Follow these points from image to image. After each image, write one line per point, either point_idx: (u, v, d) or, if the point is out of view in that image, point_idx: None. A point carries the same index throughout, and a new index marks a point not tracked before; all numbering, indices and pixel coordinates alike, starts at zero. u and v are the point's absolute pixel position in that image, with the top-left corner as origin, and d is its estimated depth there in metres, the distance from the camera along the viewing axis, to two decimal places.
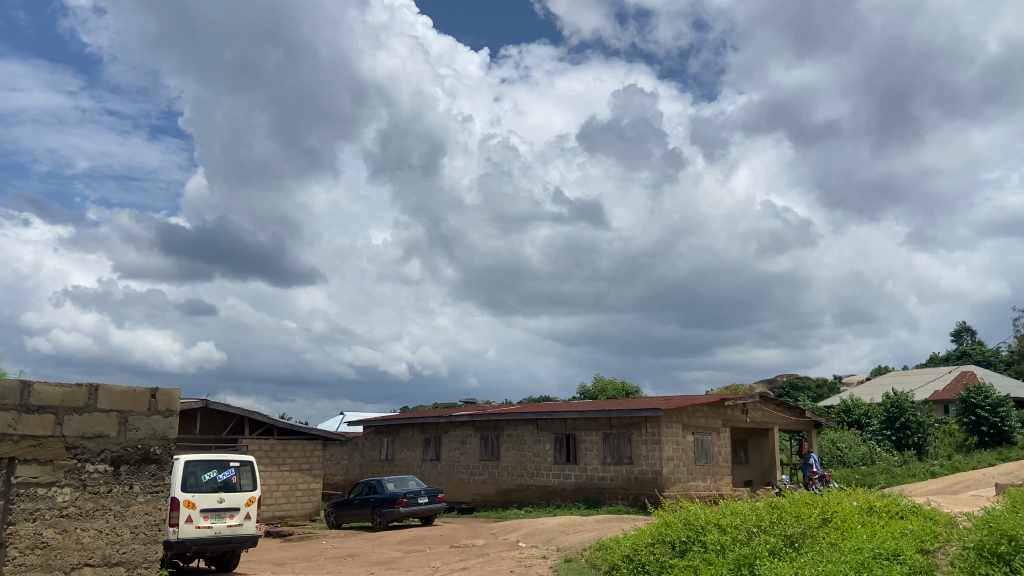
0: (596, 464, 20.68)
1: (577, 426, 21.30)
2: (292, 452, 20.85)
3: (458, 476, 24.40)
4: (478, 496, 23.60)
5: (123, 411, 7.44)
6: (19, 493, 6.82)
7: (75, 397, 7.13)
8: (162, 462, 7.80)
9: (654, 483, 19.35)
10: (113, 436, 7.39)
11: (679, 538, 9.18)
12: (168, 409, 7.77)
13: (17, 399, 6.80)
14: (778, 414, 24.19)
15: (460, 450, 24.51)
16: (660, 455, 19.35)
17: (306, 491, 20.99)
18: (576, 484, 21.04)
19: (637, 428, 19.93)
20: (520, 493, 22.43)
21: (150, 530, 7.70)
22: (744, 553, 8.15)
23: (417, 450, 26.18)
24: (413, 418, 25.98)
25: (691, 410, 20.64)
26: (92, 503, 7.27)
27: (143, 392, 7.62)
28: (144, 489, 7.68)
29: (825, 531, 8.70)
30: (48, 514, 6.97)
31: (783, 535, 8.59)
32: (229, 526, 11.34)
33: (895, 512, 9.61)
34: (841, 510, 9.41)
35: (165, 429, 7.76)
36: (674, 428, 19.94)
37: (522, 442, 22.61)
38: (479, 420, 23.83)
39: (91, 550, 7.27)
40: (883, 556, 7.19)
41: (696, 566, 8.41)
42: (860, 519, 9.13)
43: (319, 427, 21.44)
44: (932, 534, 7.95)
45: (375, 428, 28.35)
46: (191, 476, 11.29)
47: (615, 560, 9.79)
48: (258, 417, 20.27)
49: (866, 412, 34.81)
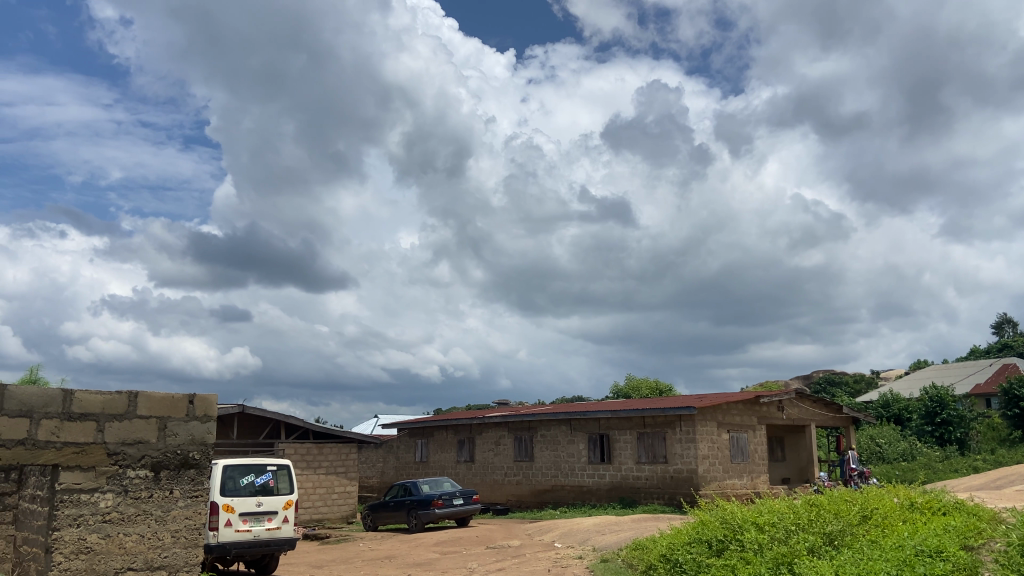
0: (630, 463, 20.56)
1: (611, 426, 21.21)
2: (328, 455, 21.01)
3: (492, 477, 24.42)
4: (513, 497, 23.59)
5: (162, 418, 7.54)
6: (63, 499, 6.97)
7: (115, 404, 7.26)
8: (201, 466, 7.84)
9: (690, 482, 19.15)
10: (154, 442, 7.48)
11: (716, 538, 9.07)
12: (205, 415, 7.82)
13: (59, 407, 6.95)
14: (815, 411, 23.72)
15: (495, 451, 24.52)
16: (695, 453, 19.17)
17: (342, 493, 21.15)
18: (611, 483, 20.92)
19: (671, 427, 19.77)
20: (555, 494, 22.35)
21: (190, 534, 7.74)
22: (783, 552, 8.01)
23: (451, 452, 26.27)
24: (446, 420, 26.08)
25: (726, 408, 20.42)
26: (134, 508, 7.38)
27: (181, 398, 7.69)
28: (185, 493, 7.72)
29: (865, 528, 8.52)
30: (91, 519, 7.10)
31: (822, 532, 8.44)
32: (267, 530, 11.42)
33: (936, 509, 9.40)
34: (881, 508, 9.19)
35: (204, 434, 7.82)
36: (709, 426, 19.72)
37: (556, 442, 22.54)
38: (513, 421, 23.83)
39: (134, 555, 7.36)
40: (925, 553, 6.99)
41: (733, 565, 8.24)
42: (901, 517, 8.89)
43: (354, 430, 21.60)
44: (976, 530, 7.73)
45: (409, 430, 28.48)
46: (230, 480, 11.42)
47: (653, 560, 9.66)
48: (294, 421, 20.45)
49: (906, 407, 34.29)
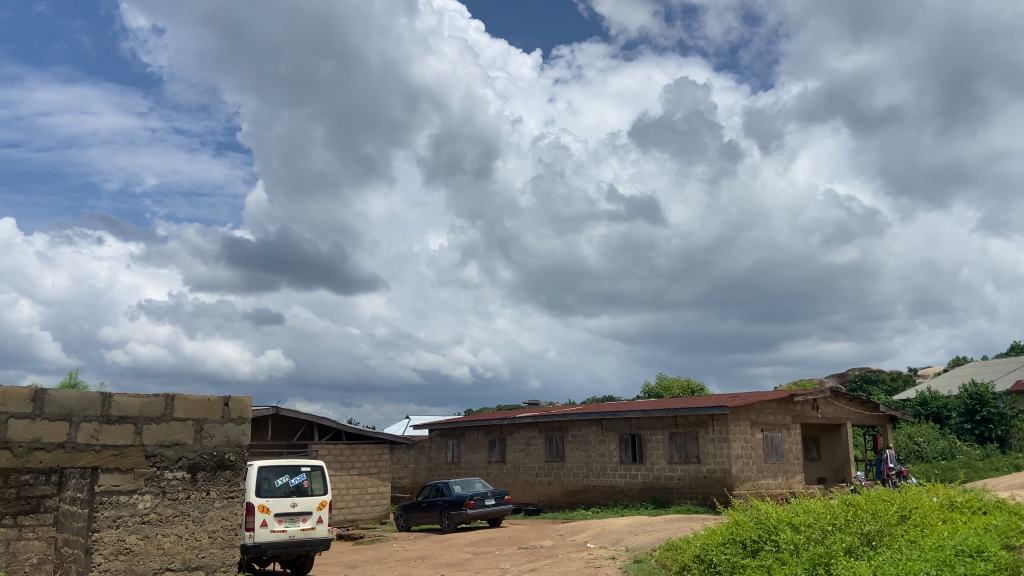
0: (662, 463, 20.42)
1: (642, 425, 21.09)
2: (361, 456, 21.17)
3: (524, 478, 24.42)
4: (544, 498, 23.56)
5: (198, 420, 7.65)
6: (103, 501, 7.10)
7: (152, 407, 7.38)
8: (237, 468, 7.94)
9: (723, 482, 18.97)
10: (190, 444, 7.59)
11: (751, 538, 8.97)
12: (240, 416, 7.92)
13: (98, 410, 7.08)
14: (851, 409, 23.36)
15: (526, 451, 24.51)
16: (729, 453, 18.98)
17: (375, 494, 21.30)
18: (643, 483, 20.80)
19: (704, 426, 19.60)
20: (587, 494, 22.28)
21: (227, 535, 7.85)
22: (820, 553, 7.90)
23: (483, 452, 26.32)
24: (477, 421, 26.14)
25: (759, 407, 20.18)
26: (172, 509, 7.49)
27: (216, 400, 7.79)
28: (221, 494, 7.82)
29: (903, 528, 8.37)
30: (130, 521, 7.23)
31: (859, 533, 8.31)
32: (302, 530, 11.53)
33: (977, 508, 9.20)
34: (920, 507, 9.01)
35: (239, 436, 7.91)
36: (742, 425, 19.51)
37: (587, 442, 22.47)
38: (543, 421, 23.80)
39: (172, 556, 7.48)
40: (966, 553, 6.84)
41: (769, 565, 8.14)
42: (941, 517, 8.71)
43: (386, 431, 21.73)
44: (1018, 530, 7.55)
45: (440, 431, 28.59)
46: (265, 481, 11.56)
47: (687, 560, 9.58)
48: (327, 423, 20.64)
49: (945, 404, 33.63)
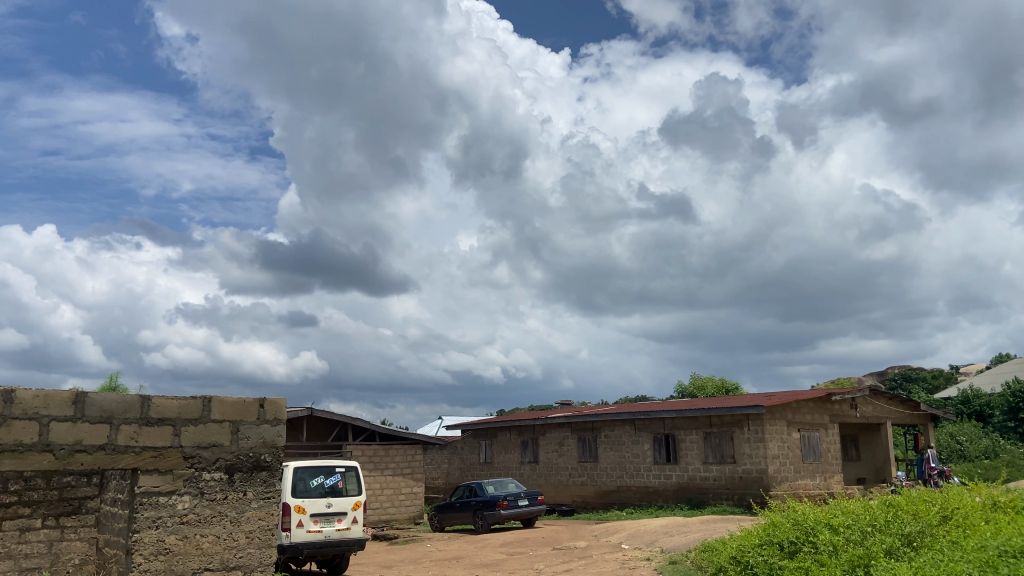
0: (697, 463, 20.21)
1: (676, 425, 20.90)
2: (395, 457, 21.27)
3: (557, 478, 24.34)
4: (578, 498, 23.47)
5: (234, 421, 7.73)
6: (143, 501, 7.20)
7: (190, 409, 7.48)
8: (273, 469, 8.02)
9: (760, 482, 18.71)
10: (227, 445, 7.67)
11: (788, 539, 8.82)
12: (275, 418, 8.00)
13: (138, 412, 7.19)
14: (891, 408, 22.90)
15: (559, 451, 24.43)
16: (765, 453, 18.72)
17: (409, 494, 21.40)
18: (677, 484, 20.62)
19: (739, 426, 19.36)
20: (621, 494, 22.15)
21: (264, 535, 7.93)
22: (859, 554, 7.74)
23: (515, 452, 26.30)
24: (509, 421, 26.13)
25: (796, 406, 19.88)
26: (210, 510, 7.58)
27: (252, 401, 7.87)
28: (258, 495, 7.90)
29: (945, 529, 8.16)
30: (169, 521, 7.32)
31: (899, 533, 8.12)
32: (338, 530, 11.61)
33: (1022, 508, 8.94)
34: (962, 507, 8.78)
35: (274, 437, 7.99)
36: (778, 425, 19.23)
37: (620, 442, 22.33)
38: (576, 421, 23.71)
39: (211, 556, 7.56)
40: (1010, 553, 6.65)
41: (807, 566, 8.00)
42: (985, 517, 8.48)
43: (419, 432, 21.82)
44: None
45: (472, 431, 28.64)
46: (301, 482, 11.66)
47: (723, 562, 9.45)
48: (361, 424, 20.78)
49: (987, 402, 32.84)
